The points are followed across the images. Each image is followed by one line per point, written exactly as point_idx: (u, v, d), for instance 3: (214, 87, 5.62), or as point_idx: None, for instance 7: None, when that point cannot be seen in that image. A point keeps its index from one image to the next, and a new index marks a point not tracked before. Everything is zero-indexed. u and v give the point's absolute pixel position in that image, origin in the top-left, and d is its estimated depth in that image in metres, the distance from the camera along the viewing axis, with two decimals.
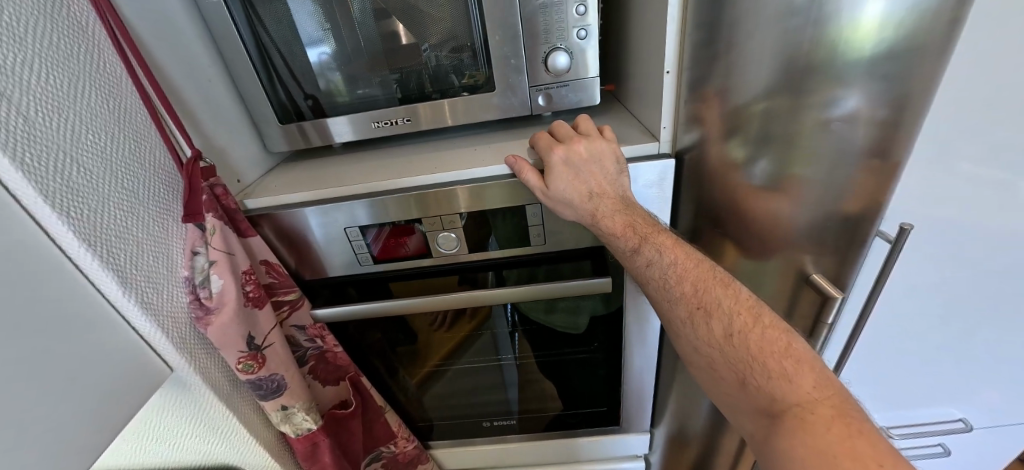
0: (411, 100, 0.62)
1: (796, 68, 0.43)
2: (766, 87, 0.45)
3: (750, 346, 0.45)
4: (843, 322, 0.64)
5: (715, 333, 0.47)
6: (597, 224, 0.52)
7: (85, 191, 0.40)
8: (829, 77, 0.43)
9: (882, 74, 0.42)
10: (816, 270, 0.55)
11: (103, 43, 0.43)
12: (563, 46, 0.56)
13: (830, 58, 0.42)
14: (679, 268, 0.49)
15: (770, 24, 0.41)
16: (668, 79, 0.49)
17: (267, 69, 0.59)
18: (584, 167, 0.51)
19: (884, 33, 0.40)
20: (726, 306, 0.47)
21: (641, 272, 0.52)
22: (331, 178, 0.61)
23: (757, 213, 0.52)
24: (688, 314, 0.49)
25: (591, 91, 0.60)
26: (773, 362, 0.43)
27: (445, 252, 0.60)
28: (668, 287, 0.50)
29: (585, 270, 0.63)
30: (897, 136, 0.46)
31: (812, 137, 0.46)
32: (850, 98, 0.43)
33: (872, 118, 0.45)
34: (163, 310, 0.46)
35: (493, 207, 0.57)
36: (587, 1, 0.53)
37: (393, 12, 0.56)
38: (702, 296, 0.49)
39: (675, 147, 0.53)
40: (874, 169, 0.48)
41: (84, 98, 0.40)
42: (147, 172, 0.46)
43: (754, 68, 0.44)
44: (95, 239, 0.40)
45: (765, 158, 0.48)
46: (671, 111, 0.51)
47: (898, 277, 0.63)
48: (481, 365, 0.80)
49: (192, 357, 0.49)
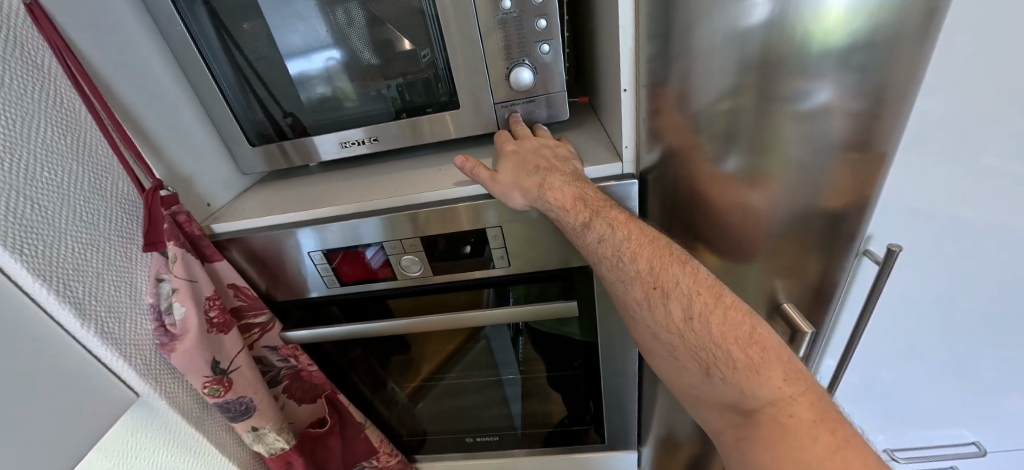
0: (419, 106, 0.61)
1: (759, 61, 0.40)
2: (729, 87, 0.41)
3: (712, 329, 0.42)
4: (834, 347, 0.61)
5: (673, 317, 0.44)
6: (544, 199, 0.47)
7: (39, 227, 0.40)
8: (794, 69, 0.39)
9: (856, 63, 0.39)
10: (788, 298, 0.54)
11: (60, 78, 0.43)
12: (527, 63, 0.54)
13: (791, 49, 0.39)
14: (633, 244, 0.46)
15: (728, 23, 0.38)
16: (626, 97, 0.46)
17: (237, 83, 0.59)
18: (535, 152, 0.51)
19: (852, 21, 0.37)
20: (685, 285, 0.44)
21: (599, 264, 0.48)
22: (310, 198, 0.61)
23: (731, 224, 0.49)
24: (644, 295, 0.46)
25: (560, 104, 0.58)
26: (738, 351, 0.41)
27: (410, 275, 0.60)
28: (622, 265, 0.46)
29: (554, 291, 0.62)
30: (877, 129, 0.43)
31: (784, 135, 0.43)
32: (818, 88, 0.40)
33: (846, 112, 0.41)
34: (126, 338, 0.47)
35: (491, 226, 0.56)
36: (547, 14, 0.50)
37: (387, 20, 0.54)
38: (658, 275, 0.45)
39: (639, 169, 0.50)
40: (854, 168, 0.45)
41: (39, 135, 0.41)
42: (108, 203, 0.47)
43: (719, 69, 0.41)
44: (50, 274, 0.41)
45: (734, 154, 0.45)
46: (632, 128, 0.48)
47: (891, 295, 0.59)
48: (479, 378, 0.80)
49: (158, 382, 0.49)
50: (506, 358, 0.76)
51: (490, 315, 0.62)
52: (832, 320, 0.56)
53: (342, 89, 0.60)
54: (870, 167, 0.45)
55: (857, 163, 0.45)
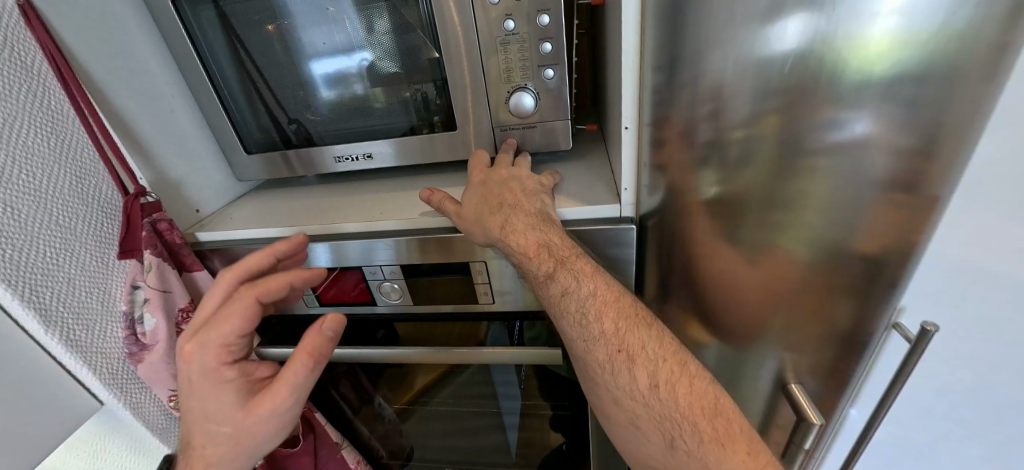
0: (444, 115, 0.57)
1: (775, 85, 0.32)
2: (746, 116, 0.34)
3: (679, 399, 0.40)
4: (846, 431, 0.52)
5: (640, 384, 0.41)
6: (506, 241, 0.43)
7: (10, 230, 0.40)
8: (822, 99, 0.32)
9: (906, 99, 0.30)
10: (796, 380, 0.46)
11: (49, 81, 0.43)
12: (529, 87, 0.51)
13: (819, 77, 0.31)
14: (599, 300, 0.42)
15: (743, 46, 0.31)
16: (628, 135, 0.41)
17: (243, 90, 0.58)
18: (501, 184, 0.48)
19: (903, 49, 0.29)
20: (651, 351, 0.41)
21: (561, 320, 0.44)
22: (305, 212, 0.59)
23: (739, 286, 0.42)
24: (609, 358, 0.42)
25: (563, 133, 0.54)
26: (704, 423, 0.39)
27: (389, 303, 0.58)
28: (585, 323, 0.42)
29: (541, 335, 0.58)
30: (934, 175, 0.33)
31: (806, 180, 0.35)
32: (855, 114, 0.32)
33: (889, 149, 0.32)
34: (93, 347, 0.46)
35: (478, 260, 0.52)
36: (552, 37, 0.47)
37: (416, 26, 0.51)
38: (624, 338, 0.42)
39: (639, 212, 0.45)
40: (894, 230, 0.36)
41: (20, 137, 0.40)
42: (89, 208, 0.46)
43: (731, 100, 0.34)
44: (17, 278, 0.40)
45: (737, 197, 0.37)
46: (633, 169, 0.42)
47: (945, 396, 0.48)
48: (477, 410, 0.77)
49: (124, 392, 0.49)
50: (505, 386, 0.72)
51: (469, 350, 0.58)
52: (846, 409, 0.48)
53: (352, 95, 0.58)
54: (915, 235, 0.36)
55: (900, 224, 0.35)
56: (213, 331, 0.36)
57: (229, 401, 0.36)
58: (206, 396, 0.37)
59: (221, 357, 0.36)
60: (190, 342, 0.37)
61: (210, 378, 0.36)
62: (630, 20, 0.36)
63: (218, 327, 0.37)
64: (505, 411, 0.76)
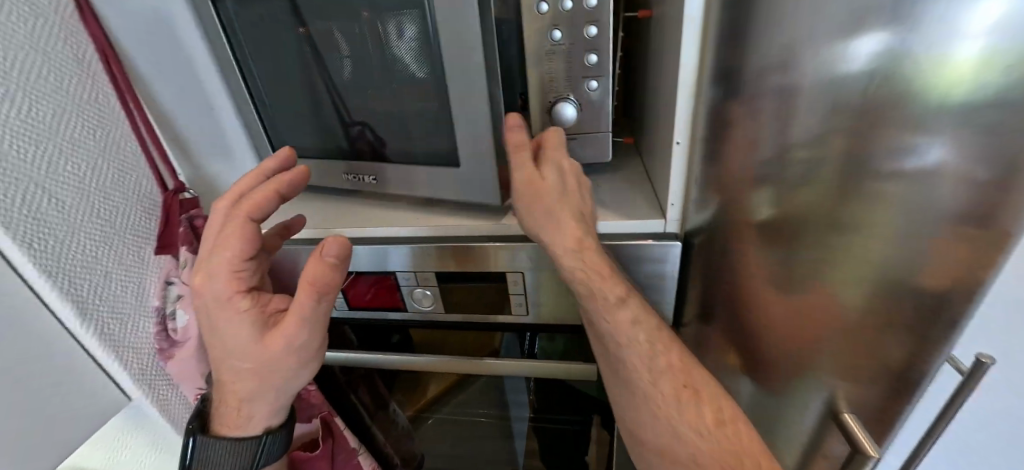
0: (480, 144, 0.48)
1: (849, 106, 0.30)
2: (812, 136, 0.32)
3: (739, 436, 0.40)
4: (887, 464, 0.51)
5: (706, 419, 0.40)
6: (576, 258, 0.40)
7: (53, 222, 0.39)
8: (897, 124, 0.30)
9: (985, 126, 0.28)
10: (850, 411, 0.43)
11: (98, 76, 0.44)
12: (572, 98, 0.50)
13: (895, 101, 0.29)
14: (659, 336, 0.43)
15: (813, 64, 0.30)
16: (678, 151, 0.41)
17: (313, 96, 0.53)
18: (575, 181, 0.42)
19: (988, 74, 0.27)
20: (712, 388, 0.42)
21: (606, 337, 0.43)
22: (338, 216, 0.59)
23: (785, 313, 0.40)
24: (673, 394, 0.42)
25: (602, 145, 0.54)
26: (762, 462, 0.39)
27: (421, 309, 0.58)
28: (652, 356, 0.42)
29: (565, 348, 0.58)
30: (1010, 205, 0.31)
31: (873, 206, 0.33)
32: (930, 140, 0.30)
33: (964, 179, 0.30)
34: (127, 342, 0.46)
35: (511, 270, 0.51)
36: (600, 50, 0.47)
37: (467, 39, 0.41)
38: (688, 373, 0.42)
39: (684, 228, 0.45)
40: (964, 264, 0.34)
41: (66, 130, 0.40)
42: (129, 202, 0.46)
43: (793, 123, 0.33)
44: (57, 270, 0.39)
45: (795, 222, 0.36)
46: (682, 184, 0.42)
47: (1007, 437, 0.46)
48: (489, 419, 0.76)
49: (152, 389, 0.49)
50: (520, 398, 0.71)
51: (477, 360, 0.57)
52: (892, 438, 0.46)
53: (413, 102, 0.49)
54: (985, 271, 0.34)
55: (969, 259, 0.34)
56: (216, 259, 0.37)
57: (243, 332, 0.36)
58: (224, 332, 0.37)
59: (234, 286, 0.36)
60: (198, 275, 0.37)
61: (223, 307, 0.36)
62: (688, 38, 0.35)
63: (221, 253, 0.37)
64: (517, 423, 0.74)
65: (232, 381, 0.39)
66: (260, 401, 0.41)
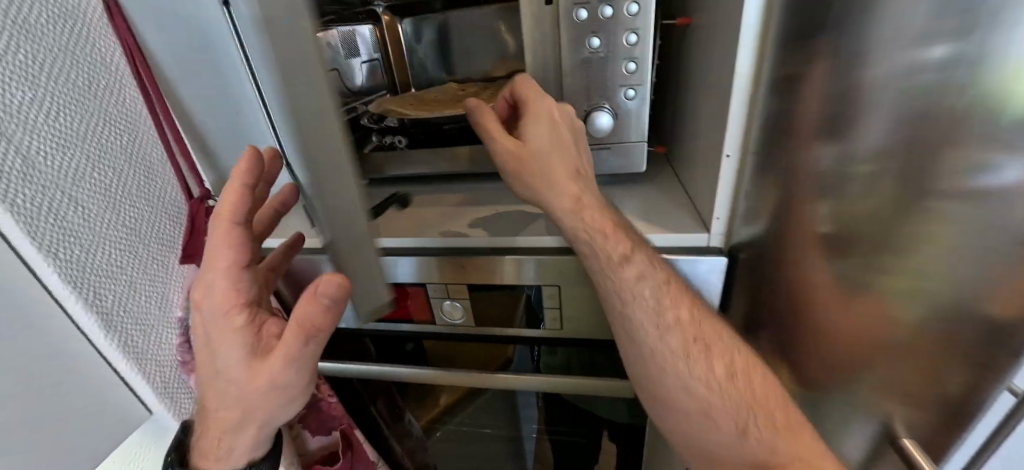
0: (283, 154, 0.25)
1: (919, 115, 0.28)
2: (880, 149, 0.30)
3: (755, 390, 0.39)
4: None
5: (718, 372, 0.40)
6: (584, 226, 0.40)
7: (79, 230, 0.38)
8: (974, 137, 0.27)
9: None
10: (908, 434, 0.41)
11: (126, 79, 0.43)
12: (606, 106, 0.49)
13: (973, 111, 0.26)
14: (669, 287, 0.41)
15: (881, 71, 0.28)
16: (727, 163, 0.40)
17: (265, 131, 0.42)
18: (568, 119, 0.42)
19: None
20: (727, 343, 0.41)
21: (631, 322, 0.42)
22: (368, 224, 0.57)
23: (838, 338, 0.38)
24: (683, 347, 0.41)
25: (634, 154, 0.52)
26: (779, 411, 0.38)
27: (452, 321, 0.56)
28: (660, 311, 0.41)
29: (600, 364, 0.56)
30: None
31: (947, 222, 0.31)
32: (1011, 155, 0.27)
33: None
34: (149, 355, 0.44)
35: (546, 282, 0.50)
36: (638, 57, 0.46)
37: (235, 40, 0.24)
38: (700, 326, 0.41)
39: (729, 243, 0.44)
40: None
41: (94, 134, 0.39)
42: (154, 208, 0.45)
43: (854, 139, 0.31)
44: (83, 281, 0.38)
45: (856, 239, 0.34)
46: (729, 198, 0.41)
47: None
48: (500, 431, 0.75)
49: (173, 402, 0.47)
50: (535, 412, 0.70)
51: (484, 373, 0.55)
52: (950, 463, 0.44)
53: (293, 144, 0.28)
54: None
55: None
56: (213, 272, 0.31)
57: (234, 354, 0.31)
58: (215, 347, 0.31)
59: (233, 298, 0.31)
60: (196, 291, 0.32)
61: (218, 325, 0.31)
62: (744, 50, 0.35)
63: (213, 263, 0.31)
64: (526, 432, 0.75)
65: (218, 408, 0.35)
66: (246, 432, 0.37)
